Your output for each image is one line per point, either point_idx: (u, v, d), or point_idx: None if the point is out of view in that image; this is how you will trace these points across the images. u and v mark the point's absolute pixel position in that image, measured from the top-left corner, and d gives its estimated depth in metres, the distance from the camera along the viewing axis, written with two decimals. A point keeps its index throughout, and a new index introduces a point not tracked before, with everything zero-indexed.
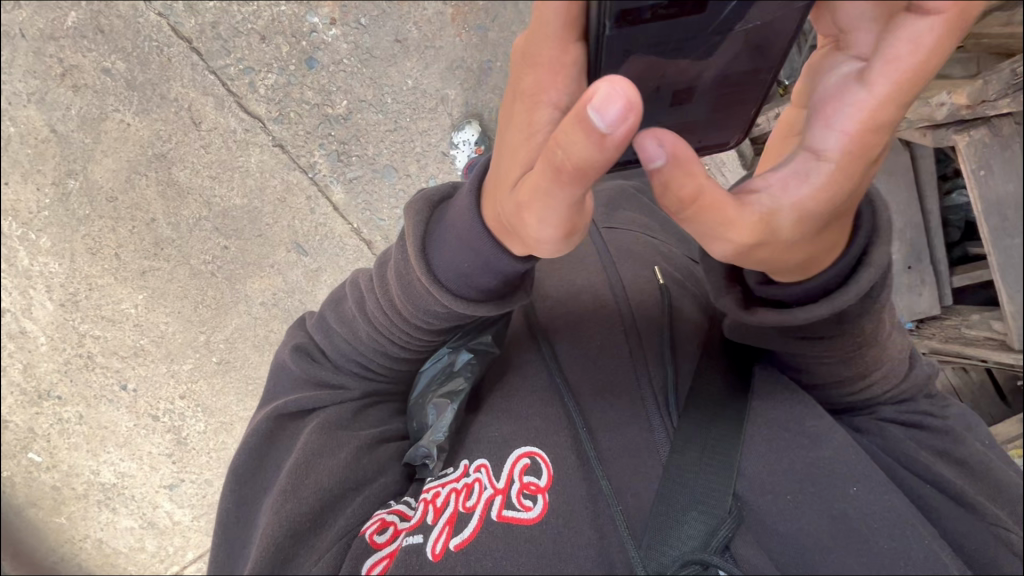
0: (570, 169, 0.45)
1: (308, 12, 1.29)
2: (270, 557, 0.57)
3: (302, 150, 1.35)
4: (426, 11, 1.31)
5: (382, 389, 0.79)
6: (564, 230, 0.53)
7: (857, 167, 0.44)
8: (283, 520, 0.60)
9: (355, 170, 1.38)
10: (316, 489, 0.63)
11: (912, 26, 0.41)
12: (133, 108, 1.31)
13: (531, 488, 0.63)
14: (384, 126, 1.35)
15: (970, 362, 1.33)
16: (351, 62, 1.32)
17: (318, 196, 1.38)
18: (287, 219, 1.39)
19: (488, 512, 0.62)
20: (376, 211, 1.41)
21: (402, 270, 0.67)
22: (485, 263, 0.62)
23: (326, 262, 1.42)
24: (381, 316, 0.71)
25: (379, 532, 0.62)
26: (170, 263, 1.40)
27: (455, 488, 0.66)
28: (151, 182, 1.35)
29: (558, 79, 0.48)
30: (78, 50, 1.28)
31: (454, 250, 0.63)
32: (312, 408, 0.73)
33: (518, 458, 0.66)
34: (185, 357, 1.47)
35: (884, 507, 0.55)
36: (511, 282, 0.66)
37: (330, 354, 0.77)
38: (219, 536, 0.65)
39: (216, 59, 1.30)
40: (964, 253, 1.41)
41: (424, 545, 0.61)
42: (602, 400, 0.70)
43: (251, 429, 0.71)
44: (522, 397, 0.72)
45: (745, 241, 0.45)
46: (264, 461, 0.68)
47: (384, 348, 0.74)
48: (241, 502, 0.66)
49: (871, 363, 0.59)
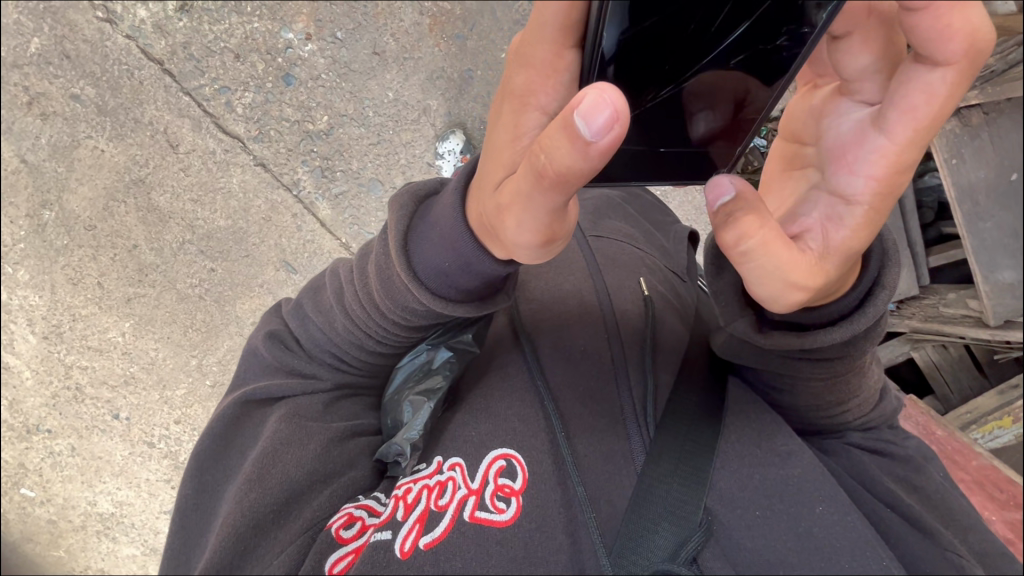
0: (554, 177, 0.45)
1: (283, 28, 1.27)
2: (228, 546, 0.53)
3: (284, 168, 1.34)
4: (403, 22, 1.30)
5: (358, 381, 0.74)
6: (543, 237, 0.53)
7: (887, 206, 0.49)
8: (246, 509, 0.56)
9: (340, 186, 1.37)
10: (282, 480, 0.59)
11: (923, 77, 0.45)
12: (106, 134, 1.28)
13: (505, 490, 0.59)
14: (365, 138, 1.34)
15: (949, 339, 1.39)
16: (330, 77, 1.30)
17: (304, 213, 1.37)
18: (274, 237, 1.38)
19: (460, 512, 0.58)
20: (364, 225, 1.40)
21: (383, 265, 0.64)
22: (466, 267, 0.59)
23: None
24: (359, 309, 0.67)
25: (346, 527, 0.58)
26: (156, 289, 1.38)
27: (427, 485, 0.61)
28: (131, 209, 1.32)
29: (548, 82, 0.48)
30: (44, 77, 1.24)
31: (436, 248, 0.59)
32: (281, 396, 0.69)
33: (495, 457, 0.61)
34: (177, 382, 1.45)
35: (847, 527, 0.55)
36: (492, 285, 0.63)
37: (305, 343, 0.73)
38: (177, 523, 0.61)
39: (190, 80, 1.27)
40: (938, 234, 1.47)
41: (392, 542, 0.56)
42: (584, 405, 0.66)
43: (217, 414, 0.68)
44: (502, 398, 0.67)
45: (811, 285, 0.50)
46: (229, 447, 0.65)
47: (360, 342, 0.70)
48: (202, 489, 0.62)
49: (850, 391, 0.63)
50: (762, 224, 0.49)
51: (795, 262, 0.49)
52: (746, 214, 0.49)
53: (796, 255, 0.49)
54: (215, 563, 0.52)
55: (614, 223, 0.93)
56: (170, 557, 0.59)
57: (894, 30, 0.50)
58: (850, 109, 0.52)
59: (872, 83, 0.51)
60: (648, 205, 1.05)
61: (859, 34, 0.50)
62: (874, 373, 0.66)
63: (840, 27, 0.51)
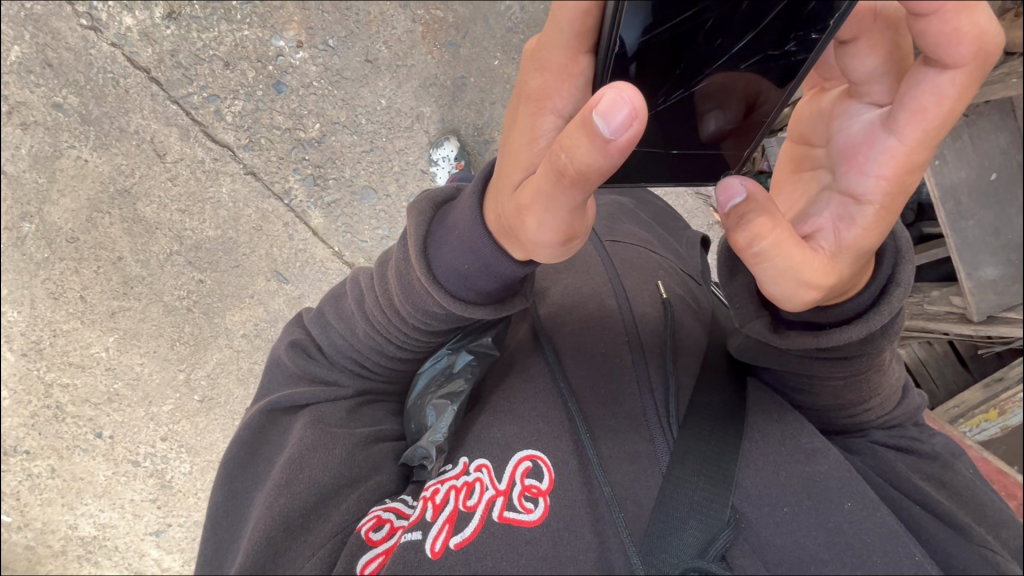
0: (574, 176, 0.45)
1: (274, 36, 1.26)
2: (260, 550, 0.53)
3: (276, 176, 1.32)
4: (395, 29, 1.30)
5: (377, 386, 0.75)
6: (564, 235, 0.53)
7: (899, 206, 0.50)
8: (277, 514, 0.55)
9: (332, 194, 1.35)
10: (310, 485, 0.58)
11: (933, 79, 0.45)
12: (90, 144, 1.25)
13: (533, 490, 0.59)
14: (358, 145, 1.33)
15: (935, 335, 1.42)
16: (322, 84, 1.29)
17: (296, 221, 1.35)
18: (264, 247, 1.35)
19: (489, 512, 0.57)
20: (357, 233, 1.39)
21: (402, 270, 0.63)
22: (484, 269, 0.59)
23: (308, 288, 1.39)
24: (379, 314, 0.68)
25: (375, 529, 0.57)
26: (141, 302, 1.34)
27: (455, 486, 0.61)
28: (115, 220, 1.29)
29: (564, 86, 0.48)
30: (24, 85, 1.21)
31: (454, 251, 0.59)
32: (305, 403, 0.69)
33: (518, 458, 0.61)
34: (165, 398, 1.41)
35: (877, 524, 0.54)
36: (510, 286, 0.62)
37: (326, 350, 0.73)
38: (209, 530, 0.61)
39: (178, 88, 1.25)
40: (919, 234, 1.52)
41: (423, 542, 0.56)
42: (606, 407, 0.66)
43: (242, 423, 0.68)
44: (525, 400, 0.67)
45: (824, 283, 0.51)
46: (255, 454, 0.64)
47: (381, 347, 0.70)
48: (230, 495, 0.62)
49: (871, 390, 0.64)
50: (774, 224, 0.49)
51: (807, 260, 0.50)
52: (757, 215, 0.50)
53: (809, 254, 0.50)
54: (248, 566, 0.51)
55: (629, 227, 0.93)
56: (203, 563, 0.59)
57: (900, 32, 0.51)
58: (860, 111, 0.53)
59: (881, 85, 0.52)
60: (657, 211, 1.06)
61: (866, 40, 0.51)
62: (894, 371, 0.67)
63: (849, 32, 0.52)
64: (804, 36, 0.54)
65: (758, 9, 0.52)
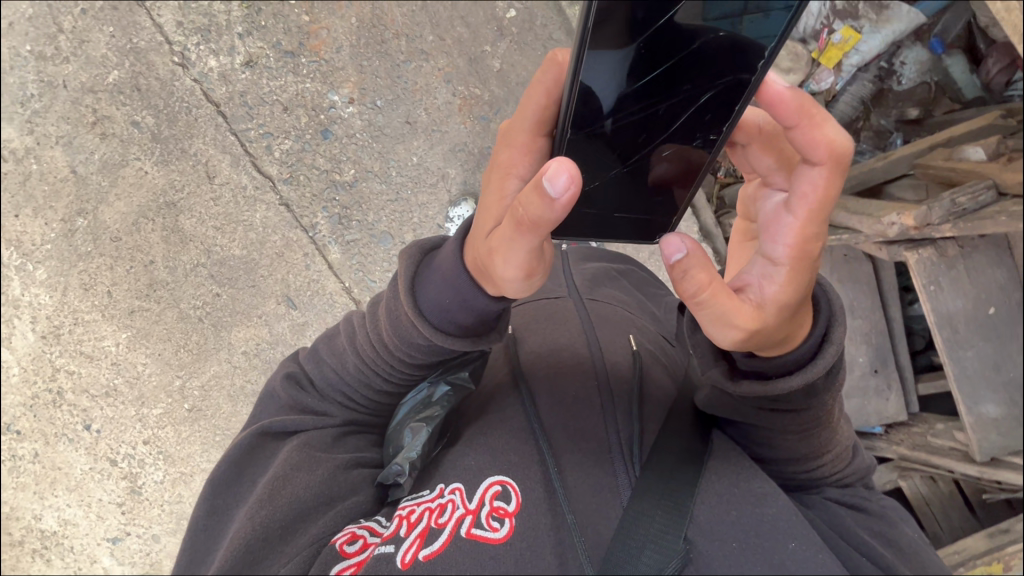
0: (527, 227, 0.51)
1: (330, 90, 1.42)
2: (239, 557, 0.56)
3: (306, 211, 1.43)
4: (436, 99, 1.45)
5: (365, 420, 0.78)
6: (527, 274, 0.57)
7: (807, 267, 0.55)
8: (257, 525, 0.58)
9: (353, 234, 1.46)
10: (291, 499, 0.61)
11: (808, 174, 0.53)
12: (153, 158, 1.40)
13: (500, 511, 0.60)
14: (384, 193, 1.45)
15: (939, 471, 1.35)
16: (363, 136, 1.43)
17: (315, 253, 1.45)
18: (281, 272, 1.45)
19: (457, 529, 0.58)
20: (368, 273, 1.47)
21: (392, 306, 0.69)
22: (460, 303, 0.64)
23: (313, 317, 1.46)
24: (368, 348, 0.72)
25: (350, 542, 0.59)
26: (160, 305, 1.43)
27: (428, 506, 0.62)
28: (157, 227, 1.41)
29: (528, 156, 0.58)
30: (113, 103, 1.38)
31: (438, 288, 0.64)
32: (295, 430, 0.71)
33: (488, 482, 0.62)
34: (156, 402, 1.46)
35: (819, 564, 0.56)
36: (486, 322, 0.67)
37: (317, 381, 0.77)
38: (189, 543, 0.63)
39: (240, 122, 1.41)
40: (929, 362, 1.48)
41: (395, 554, 0.57)
42: (574, 443, 0.67)
43: (234, 443, 0.71)
44: (500, 434, 0.69)
45: (748, 328, 0.55)
46: (243, 473, 0.67)
47: (369, 381, 0.74)
48: (212, 512, 0.64)
49: (826, 443, 0.67)
50: (711, 277, 0.53)
51: (737, 306, 0.54)
52: (695, 268, 0.53)
53: (738, 302, 0.55)
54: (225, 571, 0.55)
55: (611, 289, 0.97)
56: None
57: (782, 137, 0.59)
58: (769, 194, 0.59)
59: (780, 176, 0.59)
60: (642, 279, 1.10)
61: (756, 145, 0.61)
62: (845, 431, 0.71)
63: (742, 138, 0.62)
64: (708, 136, 0.65)
65: (680, 106, 0.61)
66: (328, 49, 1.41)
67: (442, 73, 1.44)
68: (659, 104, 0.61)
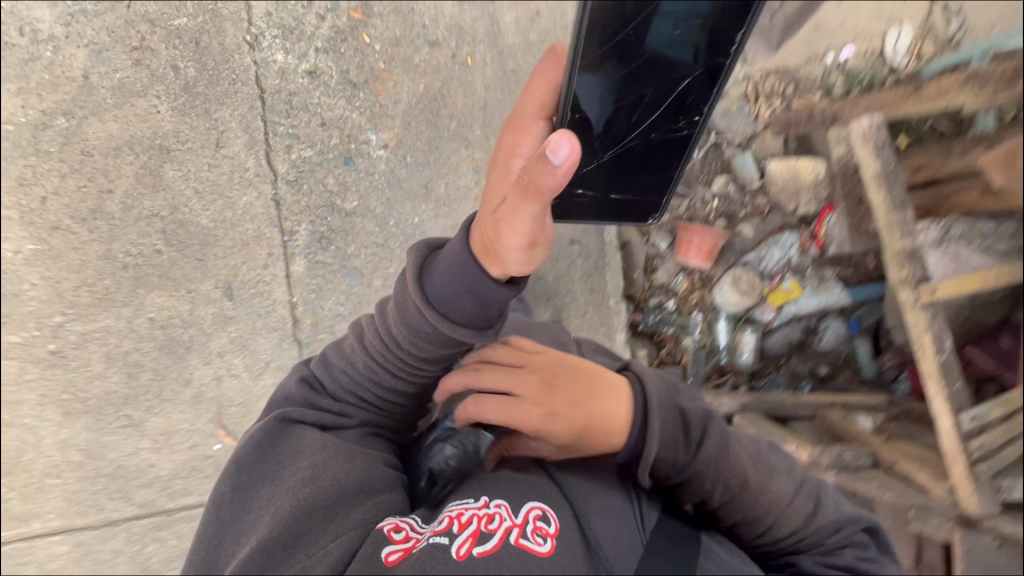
0: (535, 192, 0.65)
1: (371, 128, 1.49)
2: (286, 525, 0.70)
3: (292, 217, 1.43)
4: (459, 180, 1.56)
5: (377, 416, 0.94)
6: (530, 243, 0.72)
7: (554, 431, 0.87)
8: (304, 500, 0.73)
9: (326, 257, 1.45)
10: (333, 483, 0.77)
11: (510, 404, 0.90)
12: (173, 104, 1.39)
13: (542, 530, 0.75)
14: (373, 235, 1.49)
15: None
16: (381, 179, 1.50)
17: (280, 257, 1.42)
18: (235, 260, 1.40)
19: (506, 536, 0.72)
20: (320, 298, 1.45)
21: (400, 299, 0.82)
22: (468, 292, 0.78)
23: (242, 315, 1.40)
24: (377, 344, 0.87)
25: (396, 531, 0.75)
26: (92, 235, 1.33)
27: (477, 513, 0.76)
28: (135, 163, 1.36)
29: (531, 140, 0.83)
30: (164, 41, 1.38)
31: (444, 276, 0.78)
32: (314, 423, 0.87)
33: (526, 507, 0.78)
34: (19, 329, 1.28)
35: None
36: (484, 309, 0.80)
37: (329, 384, 0.92)
38: (211, 514, 0.73)
39: (275, 115, 1.44)
40: None
41: (449, 545, 0.70)
42: (598, 498, 0.85)
43: (253, 431, 0.83)
44: (534, 478, 0.86)
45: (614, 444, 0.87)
46: (269, 457, 0.79)
47: (377, 377, 0.89)
48: (236, 487, 0.75)
49: (773, 504, 0.86)
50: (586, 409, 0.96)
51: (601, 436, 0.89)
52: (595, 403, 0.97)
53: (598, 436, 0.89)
54: (278, 532, 0.69)
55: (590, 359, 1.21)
56: (204, 539, 0.71)
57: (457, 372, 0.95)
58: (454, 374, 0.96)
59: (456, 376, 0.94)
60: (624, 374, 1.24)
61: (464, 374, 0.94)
62: (791, 489, 0.89)
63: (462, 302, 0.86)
64: (689, 118, 0.85)
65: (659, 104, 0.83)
66: (387, 97, 1.50)
67: (474, 163, 1.57)
68: (641, 95, 0.81)
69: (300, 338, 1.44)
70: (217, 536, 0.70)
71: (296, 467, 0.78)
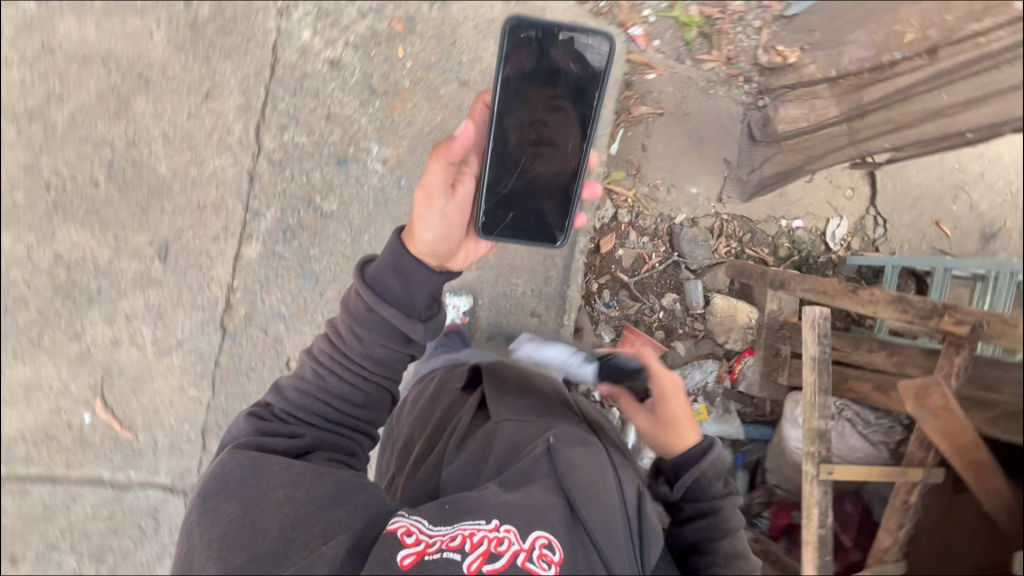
0: (441, 156, 1.03)
1: (376, 139, 1.43)
2: (267, 544, 0.85)
3: (261, 199, 1.41)
4: None
5: (332, 440, 1.03)
6: (425, 226, 1.04)
7: None
8: (284, 519, 0.87)
9: (285, 251, 1.43)
10: (303, 499, 0.89)
11: None
12: (169, 36, 1.34)
13: (548, 557, 0.90)
14: (343, 244, 1.45)
15: None
16: (369, 194, 1.44)
17: (236, 236, 1.41)
18: (181, 218, 1.40)
19: (514, 559, 0.88)
20: (263, 289, 1.45)
21: (346, 301, 1.01)
22: (398, 275, 0.99)
23: (173, 280, 1.42)
24: (323, 356, 1.02)
25: (410, 536, 0.89)
26: (9, 128, 1.35)
27: (488, 534, 0.90)
28: (99, 79, 1.35)
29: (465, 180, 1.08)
30: None
31: (377, 264, 1.01)
32: (268, 450, 0.95)
33: (535, 535, 0.92)
34: None
35: None
36: (409, 293, 1.00)
37: (279, 412, 1.02)
38: (207, 543, 0.86)
39: (278, 89, 1.38)
40: None
41: (461, 560, 0.86)
42: (606, 534, 0.97)
43: (213, 468, 0.94)
44: (546, 504, 0.97)
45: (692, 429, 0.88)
46: (241, 488, 0.90)
47: (325, 383, 1.02)
48: (205, 512, 0.89)
49: None
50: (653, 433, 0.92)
51: None
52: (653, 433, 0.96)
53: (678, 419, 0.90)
54: (267, 550, 0.84)
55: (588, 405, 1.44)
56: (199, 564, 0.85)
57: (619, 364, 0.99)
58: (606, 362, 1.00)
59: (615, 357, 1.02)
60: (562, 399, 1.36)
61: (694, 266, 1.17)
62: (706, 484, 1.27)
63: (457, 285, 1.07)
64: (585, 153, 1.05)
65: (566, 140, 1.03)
66: (401, 116, 1.43)
67: None
68: (540, 129, 0.96)
69: (226, 324, 1.46)
70: (194, 547, 0.87)
71: (268, 485, 0.90)
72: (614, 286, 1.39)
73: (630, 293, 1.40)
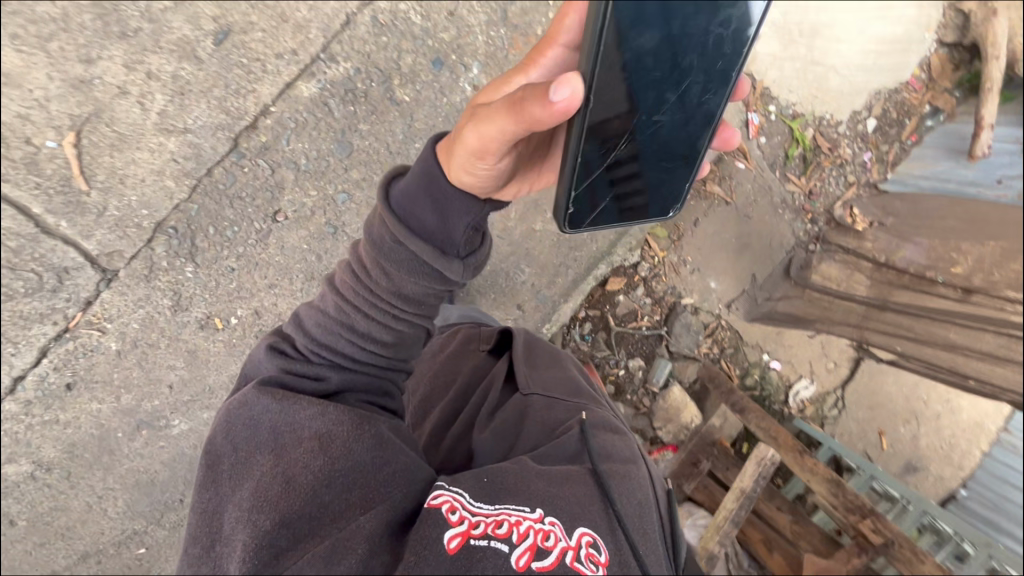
0: (512, 114, 0.57)
1: (479, 63, 1.30)
2: (290, 517, 0.56)
3: (345, 45, 1.20)
4: None
5: (362, 381, 0.70)
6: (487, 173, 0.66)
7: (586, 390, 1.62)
8: (322, 474, 0.59)
9: (333, 110, 1.21)
10: (343, 459, 0.61)
11: None
12: None
13: (594, 558, 0.64)
14: (392, 137, 1.25)
15: None
16: (445, 106, 1.28)
17: (298, 64, 1.18)
18: (261, 18, 1.14)
19: (562, 558, 0.61)
20: (295, 133, 1.19)
21: (370, 227, 0.69)
22: (429, 197, 0.67)
23: (208, 68, 1.13)
24: (348, 280, 0.69)
25: (452, 512, 0.63)
26: None
27: (533, 524, 0.63)
28: None
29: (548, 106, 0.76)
30: None
31: (409, 183, 0.67)
32: (291, 386, 0.66)
33: (578, 530, 0.65)
34: None
35: None
36: (447, 235, 0.68)
37: (303, 341, 0.69)
38: (203, 491, 0.60)
39: None
40: None
41: (508, 555, 0.59)
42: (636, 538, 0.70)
43: (220, 410, 0.65)
44: (563, 483, 0.71)
45: None
46: (247, 430, 0.62)
47: (349, 320, 0.69)
48: (213, 476, 0.61)
49: None
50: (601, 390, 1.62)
51: None
52: None
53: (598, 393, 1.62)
54: (283, 531, 0.55)
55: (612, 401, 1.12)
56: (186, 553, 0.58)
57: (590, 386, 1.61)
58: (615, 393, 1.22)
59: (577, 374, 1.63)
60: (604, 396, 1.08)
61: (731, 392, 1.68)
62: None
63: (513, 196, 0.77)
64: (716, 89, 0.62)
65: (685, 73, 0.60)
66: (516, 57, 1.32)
67: None
68: (651, 73, 0.58)
69: (239, 143, 1.16)
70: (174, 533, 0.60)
71: (300, 426, 0.62)
72: (598, 324, 1.69)
73: (606, 338, 1.73)
